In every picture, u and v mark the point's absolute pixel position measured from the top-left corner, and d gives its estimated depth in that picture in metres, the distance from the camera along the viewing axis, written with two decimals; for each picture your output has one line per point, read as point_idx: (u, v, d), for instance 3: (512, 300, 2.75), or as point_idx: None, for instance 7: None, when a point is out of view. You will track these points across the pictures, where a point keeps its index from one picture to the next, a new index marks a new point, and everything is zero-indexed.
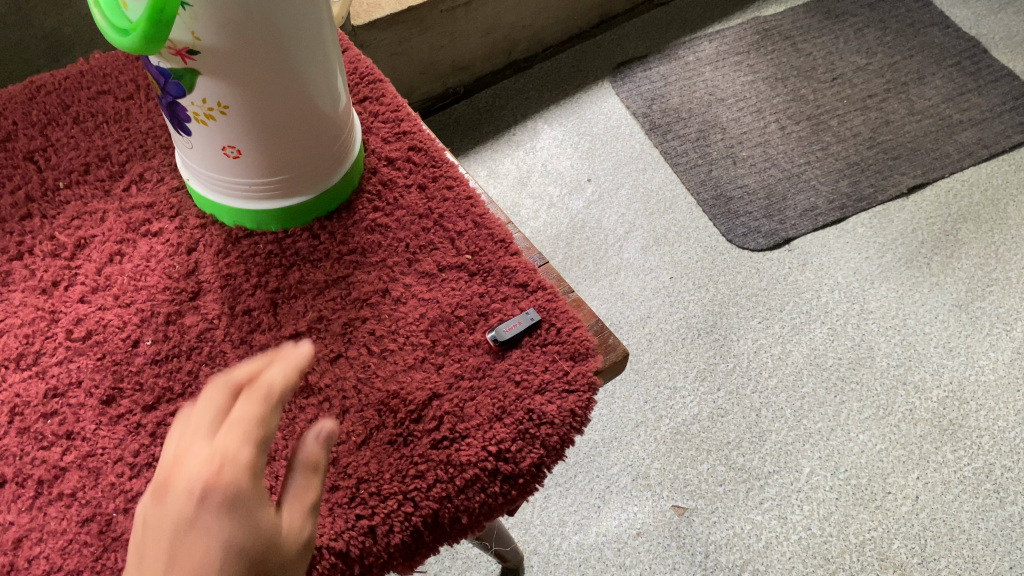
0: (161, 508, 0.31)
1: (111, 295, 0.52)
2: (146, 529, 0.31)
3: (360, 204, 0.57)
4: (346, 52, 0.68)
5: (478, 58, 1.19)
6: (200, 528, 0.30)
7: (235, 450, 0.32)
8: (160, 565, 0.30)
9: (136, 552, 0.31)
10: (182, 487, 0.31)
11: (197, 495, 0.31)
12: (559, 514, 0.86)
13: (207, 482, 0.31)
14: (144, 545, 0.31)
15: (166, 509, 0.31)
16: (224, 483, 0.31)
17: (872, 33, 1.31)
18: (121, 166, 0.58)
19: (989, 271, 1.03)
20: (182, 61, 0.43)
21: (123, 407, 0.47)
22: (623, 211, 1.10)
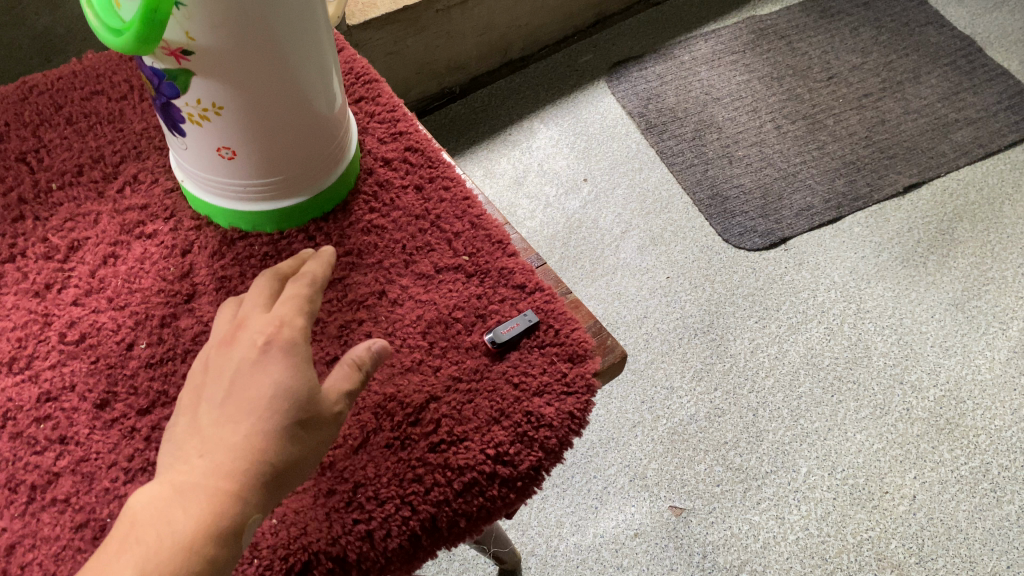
0: (225, 361, 0.38)
1: (105, 298, 0.51)
2: (213, 378, 0.38)
3: (356, 205, 0.57)
4: (341, 51, 0.67)
5: (473, 57, 1.18)
6: (258, 373, 0.37)
7: (287, 319, 0.39)
8: (224, 397, 0.37)
9: (205, 395, 0.38)
10: (246, 342, 0.38)
11: (257, 348, 0.38)
12: (557, 515, 0.85)
13: (264, 341, 0.38)
14: (209, 390, 0.38)
15: (230, 361, 0.38)
16: (278, 342, 0.38)
17: (868, 32, 1.31)
18: (115, 167, 0.58)
19: (985, 269, 1.03)
20: (176, 62, 0.42)
21: (118, 412, 0.47)
22: (620, 211, 1.10)
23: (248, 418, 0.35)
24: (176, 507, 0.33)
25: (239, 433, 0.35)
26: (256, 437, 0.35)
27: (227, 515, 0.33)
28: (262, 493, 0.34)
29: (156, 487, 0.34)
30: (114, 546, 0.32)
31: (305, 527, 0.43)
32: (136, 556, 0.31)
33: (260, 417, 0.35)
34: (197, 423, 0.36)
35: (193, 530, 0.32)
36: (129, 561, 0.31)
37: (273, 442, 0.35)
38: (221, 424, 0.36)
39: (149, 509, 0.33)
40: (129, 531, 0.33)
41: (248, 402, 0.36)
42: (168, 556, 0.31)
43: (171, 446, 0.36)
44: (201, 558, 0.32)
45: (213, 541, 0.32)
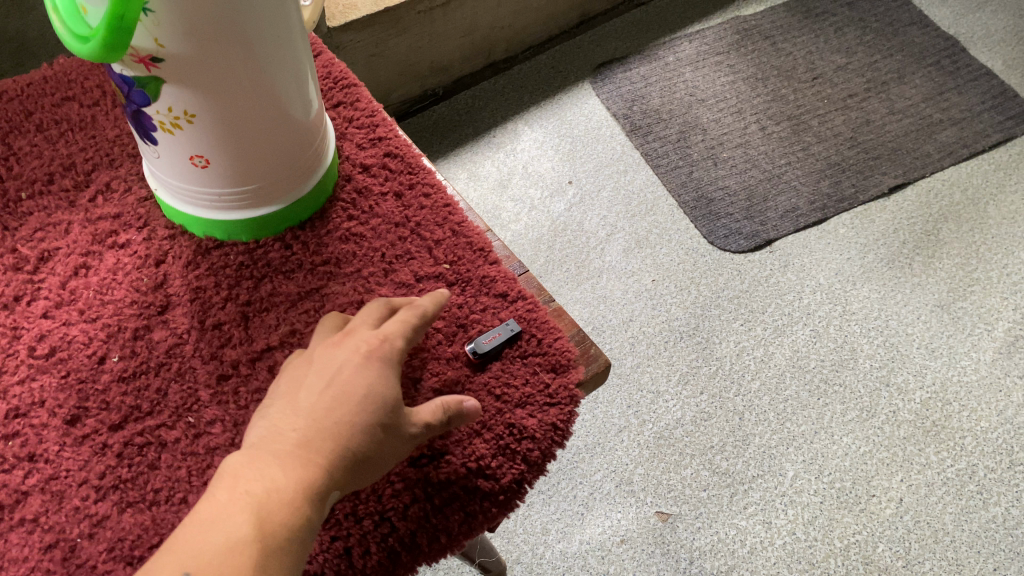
0: (325, 356, 0.41)
1: (76, 310, 0.50)
2: (311, 368, 0.40)
3: (334, 213, 0.56)
4: (319, 55, 0.66)
5: (456, 59, 1.17)
6: (357, 375, 0.39)
7: (389, 338, 0.42)
8: (322, 387, 0.39)
9: (300, 384, 0.40)
10: (349, 347, 0.41)
11: (359, 355, 0.40)
12: (542, 522, 0.85)
13: (367, 353, 0.40)
14: (305, 377, 0.40)
15: (332, 360, 0.40)
16: (378, 358, 0.40)
17: (852, 33, 1.30)
18: (86, 175, 0.57)
19: (970, 270, 1.03)
20: (145, 69, 0.41)
21: (88, 427, 0.45)
22: (605, 213, 1.09)
23: (342, 407, 0.38)
24: (275, 473, 0.35)
25: (333, 418, 0.37)
26: (349, 426, 0.37)
27: (319, 490, 0.36)
28: (347, 478, 0.37)
29: (251, 454, 0.37)
30: (220, 498, 0.35)
31: None
32: (243, 510, 0.34)
33: (354, 410, 0.38)
34: (293, 401, 0.39)
35: (292, 497, 0.35)
36: (235, 515, 0.34)
37: (361, 432, 0.38)
38: (317, 406, 0.38)
39: (253, 470, 0.36)
40: (232, 487, 0.35)
41: (343, 395, 0.38)
42: (270, 516, 0.34)
43: (265, 421, 0.38)
44: (297, 522, 0.35)
45: (303, 510, 0.35)
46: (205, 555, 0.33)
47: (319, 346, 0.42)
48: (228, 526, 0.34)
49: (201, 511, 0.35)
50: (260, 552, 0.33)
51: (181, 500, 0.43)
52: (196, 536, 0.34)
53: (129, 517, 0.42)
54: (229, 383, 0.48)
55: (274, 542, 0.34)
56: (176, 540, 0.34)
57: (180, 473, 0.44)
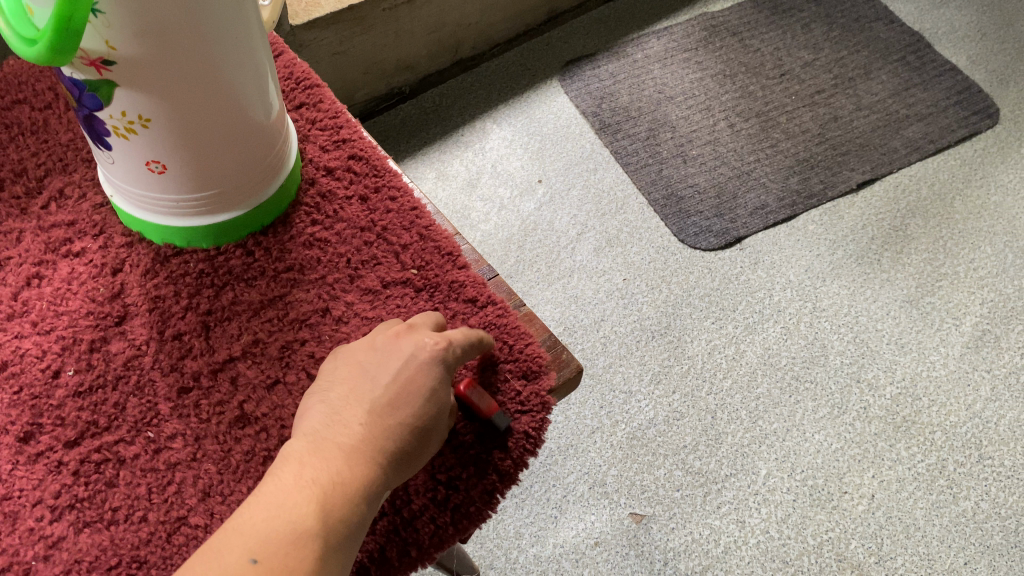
0: (387, 348, 0.41)
1: (29, 322, 0.48)
2: (374, 358, 0.41)
3: (297, 217, 0.55)
4: (280, 55, 0.65)
5: (423, 56, 1.16)
6: (421, 373, 0.39)
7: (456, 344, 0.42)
8: (389, 379, 0.39)
9: (362, 372, 0.40)
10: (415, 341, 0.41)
11: (426, 353, 0.40)
12: (516, 526, 0.84)
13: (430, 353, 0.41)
14: (368, 367, 0.40)
15: (397, 352, 0.41)
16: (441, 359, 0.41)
17: (819, 29, 1.31)
18: (39, 181, 0.55)
19: (938, 265, 1.04)
20: (97, 73, 0.39)
21: (43, 445, 0.44)
22: (575, 212, 1.08)
23: (404, 407, 0.38)
24: (340, 466, 0.36)
25: (393, 417, 0.38)
26: (408, 428, 0.38)
27: (376, 488, 0.36)
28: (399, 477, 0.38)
29: (315, 443, 0.37)
30: (284, 483, 0.36)
31: None
32: (308, 500, 0.35)
33: (413, 410, 0.38)
34: (355, 392, 0.39)
35: (355, 492, 0.35)
36: (302, 503, 0.34)
37: (418, 435, 0.38)
38: (379, 401, 0.38)
39: (318, 460, 0.36)
40: (296, 474, 0.36)
41: (404, 394, 0.39)
42: (335, 509, 0.35)
43: (327, 409, 0.39)
44: (355, 517, 0.35)
45: (362, 508, 0.36)
46: (272, 541, 0.33)
47: (382, 335, 0.42)
48: (293, 513, 0.34)
49: (264, 493, 0.35)
50: (321, 543, 0.34)
51: (141, 518, 0.42)
52: (261, 521, 0.34)
53: (87, 538, 0.41)
54: (190, 396, 0.46)
55: (335, 534, 0.34)
56: (241, 524, 0.34)
57: (139, 491, 0.42)
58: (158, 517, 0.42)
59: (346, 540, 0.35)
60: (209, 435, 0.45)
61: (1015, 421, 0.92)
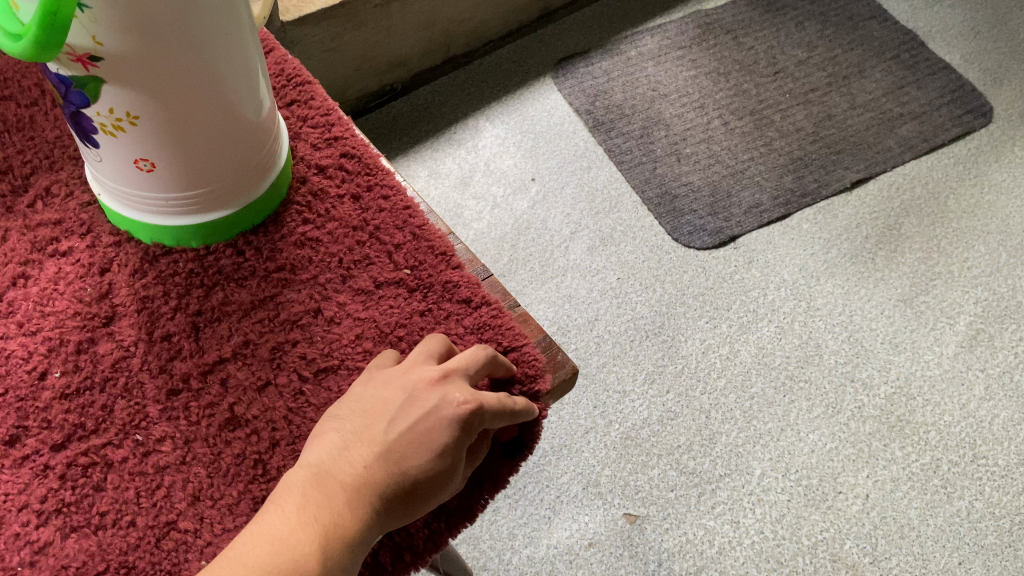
0: (416, 391, 0.40)
1: (14, 323, 0.48)
2: (399, 399, 0.40)
3: (288, 216, 0.54)
4: (271, 51, 0.64)
5: (415, 53, 1.15)
6: (440, 429, 0.38)
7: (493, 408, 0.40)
8: (408, 429, 0.38)
9: (385, 413, 0.39)
10: (445, 395, 0.39)
11: (452, 409, 0.39)
12: (509, 527, 0.83)
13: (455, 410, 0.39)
14: (390, 407, 0.39)
15: (424, 402, 0.39)
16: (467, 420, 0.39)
17: (813, 27, 1.31)
18: (25, 178, 0.54)
19: (932, 264, 1.04)
20: (84, 68, 0.38)
21: (29, 448, 0.43)
22: (569, 211, 1.08)
23: (414, 457, 0.37)
24: (343, 508, 0.36)
25: (403, 467, 0.37)
26: (416, 479, 0.37)
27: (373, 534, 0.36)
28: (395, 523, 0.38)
29: (323, 476, 0.37)
30: (287, 517, 0.35)
31: None
32: (309, 539, 0.34)
33: (424, 462, 0.37)
34: (370, 431, 0.38)
35: (353, 536, 0.35)
36: (301, 541, 0.34)
37: (423, 486, 0.37)
38: (391, 448, 0.38)
39: (322, 496, 0.36)
40: (298, 508, 0.36)
41: (420, 447, 0.38)
42: (332, 552, 0.34)
43: (341, 443, 0.38)
44: (350, 561, 0.35)
45: (358, 553, 0.35)
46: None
47: (414, 375, 0.41)
48: (292, 550, 0.34)
49: (266, 523, 0.35)
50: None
51: (129, 523, 0.41)
52: (261, 554, 0.34)
53: (74, 543, 0.40)
54: (180, 398, 0.46)
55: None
56: (240, 553, 0.34)
57: (127, 495, 0.42)
58: (147, 521, 0.41)
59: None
60: (199, 438, 0.44)
61: (1009, 420, 0.92)
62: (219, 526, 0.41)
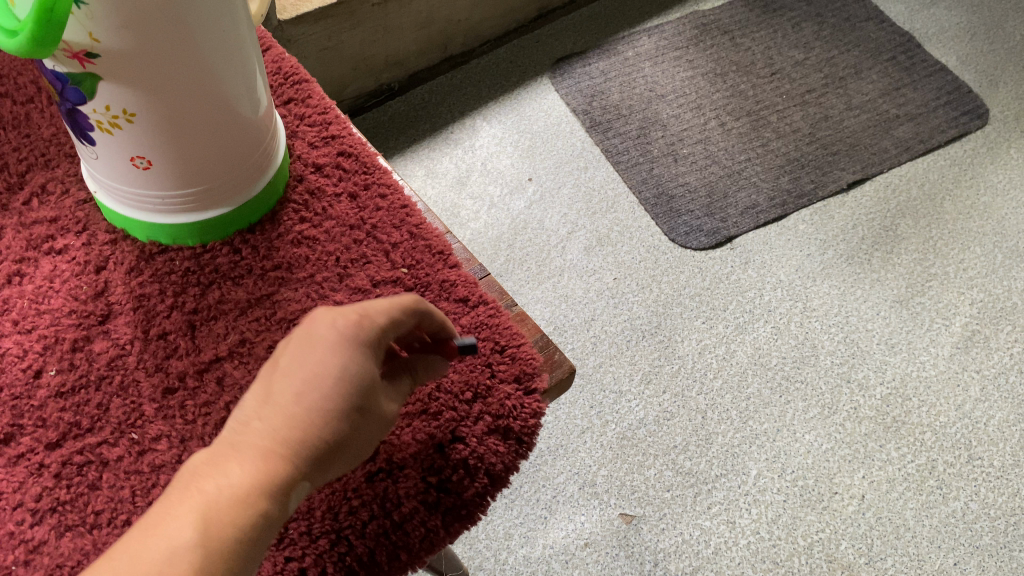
0: (305, 329, 0.36)
1: (9, 321, 0.48)
2: (292, 343, 0.36)
3: (285, 215, 0.54)
4: (268, 50, 0.64)
5: (412, 52, 1.15)
6: (330, 354, 0.34)
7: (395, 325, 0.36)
8: (299, 365, 0.34)
9: (280, 360, 0.35)
10: (332, 318, 0.35)
11: (338, 331, 0.34)
12: (505, 527, 0.83)
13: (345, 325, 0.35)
14: (283, 353, 0.35)
15: (313, 334, 0.35)
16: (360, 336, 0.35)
17: (810, 28, 1.31)
18: (21, 176, 0.54)
19: (928, 265, 1.04)
20: (81, 66, 0.38)
21: (23, 446, 0.43)
22: (566, 211, 1.08)
23: (307, 394, 0.33)
24: (232, 469, 0.31)
25: (297, 407, 0.33)
26: (314, 415, 0.33)
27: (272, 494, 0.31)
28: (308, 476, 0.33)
29: (216, 448, 0.33)
30: (174, 496, 0.31)
31: None
32: (190, 508, 0.30)
33: (322, 392, 0.33)
34: (265, 386, 0.34)
35: (244, 494, 0.31)
36: (182, 516, 0.30)
37: (325, 422, 0.33)
38: (282, 396, 0.33)
39: (212, 466, 0.32)
40: (188, 485, 0.31)
41: (313, 380, 0.33)
42: (219, 517, 0.30)
43: (236, 411, 0.34)
44: (247, 521, 0.30)
45: (259, 509, 0.31)
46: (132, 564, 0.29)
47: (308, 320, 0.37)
48: (175, 525, 0.30)
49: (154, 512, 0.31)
50: (203, 564, 0.29)
51: (124, 522, 0.41)
52: (139, 539, 0.30)
53: (69, 542, 0.40)
54: (176, 397, 0.45)
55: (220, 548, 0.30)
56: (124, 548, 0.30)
57: (123, 494, 0.41)
58: None
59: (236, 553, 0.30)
60: (195, 437, 0.44)
61: (1004, 421, 0.92)
62: None
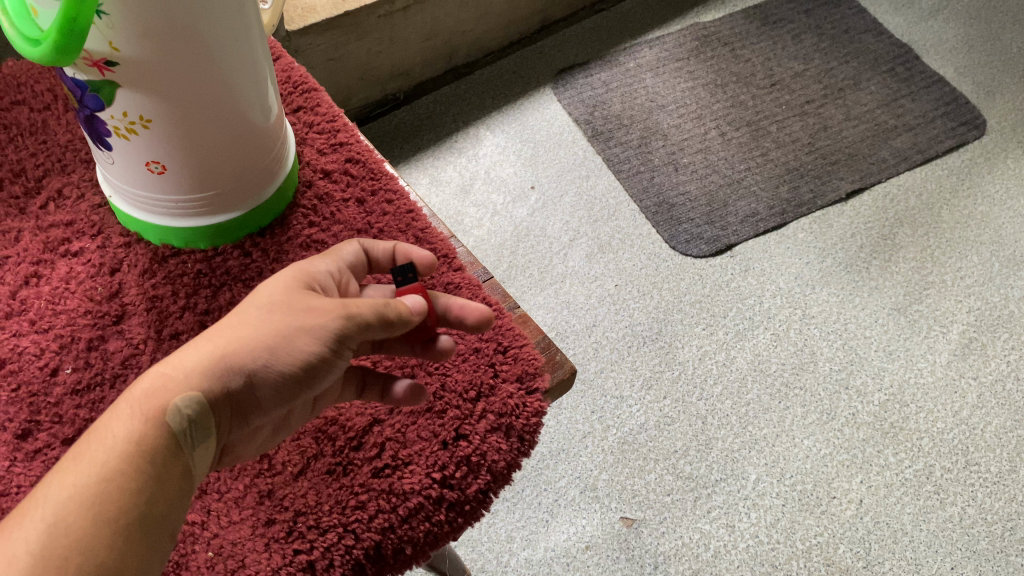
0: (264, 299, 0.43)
1: (27, 320, 0.49)
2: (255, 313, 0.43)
3: (294, 219, 0.55)
4: (278, 59, 0.66)
5: (417, 63, 1.17)
6: (248, 295, 0.41)
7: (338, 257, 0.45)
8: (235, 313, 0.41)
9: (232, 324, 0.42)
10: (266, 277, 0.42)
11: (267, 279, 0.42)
12: (507, 530, 0.84)
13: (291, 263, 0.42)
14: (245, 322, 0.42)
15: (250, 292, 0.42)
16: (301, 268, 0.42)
17: (810, 40, 1.32)
18: (37, 181, 0.56)
19: (926, 274, 1.05)
20: (100, 73, 0.40)
21: (41, 442, 0.45)
22: (568, 218, 1.09)
23: (215, 328, 0.39)
24: (130, 401, 0.38)
25: (201, 339, 0.39)
26: (208, 342, 0.39)
27: (156, 428, 0.37)
28: (206, 399, 0.37)
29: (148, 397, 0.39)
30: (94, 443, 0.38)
31: (243, 559, 0.42)
32: (87, 445, 0.37)
33: (224, 323, 0.39)
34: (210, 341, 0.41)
35: (128, 423, 0.37)
36: (79, 453, 0.36)
37: (220, 346, 0.38)
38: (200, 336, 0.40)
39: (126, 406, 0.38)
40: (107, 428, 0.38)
41: (229, 316, 0.40)
42: (103, 444, 0.36)
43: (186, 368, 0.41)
44: (124, 442, 0.36)
45: (139, 434, 0.36)
46: (27, 507, 0.35)
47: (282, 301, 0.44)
48: (72, 462, 0.36)
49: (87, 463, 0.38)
50: (75, 491, 0.35)
51: None
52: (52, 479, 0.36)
53: None
54: None
55: (97, 487, 0.35)
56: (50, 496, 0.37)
57: None
58: None
59: (109, 488, 0.35)
60: None
61: (1001, 427, 0.93)
62: (226, 519, 0.44)
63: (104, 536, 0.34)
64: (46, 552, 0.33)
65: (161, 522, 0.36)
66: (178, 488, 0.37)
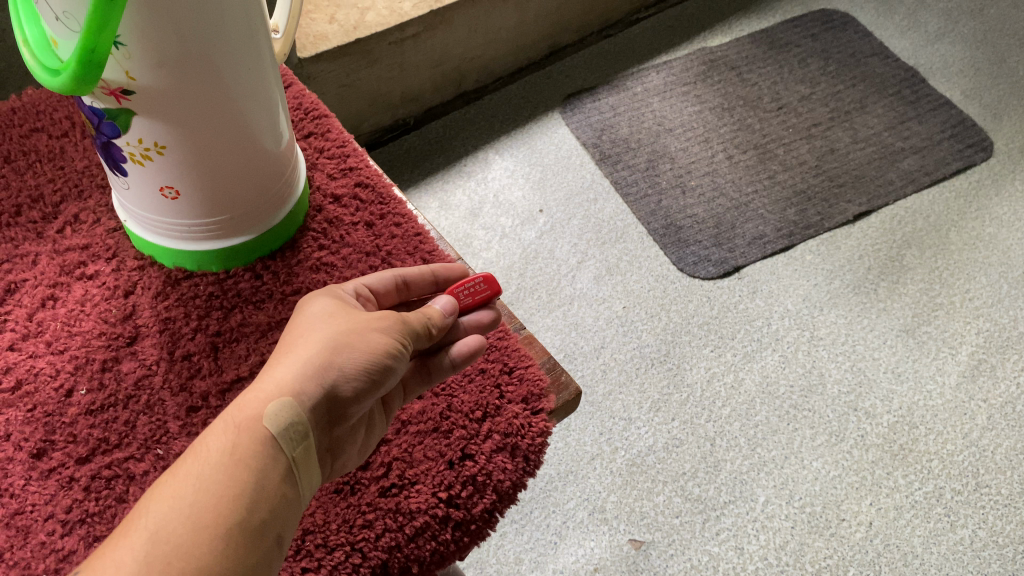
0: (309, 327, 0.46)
1: (43, 342, 0.51)
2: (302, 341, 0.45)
3: (304, 243, 0.56)
4: (289, 85, 0.67)
5: (427, 89, 1.18)
6: (306, 317, 0.44)
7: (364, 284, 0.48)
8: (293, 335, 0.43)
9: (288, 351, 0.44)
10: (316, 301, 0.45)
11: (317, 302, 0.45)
12: (516, 552, 0.84)
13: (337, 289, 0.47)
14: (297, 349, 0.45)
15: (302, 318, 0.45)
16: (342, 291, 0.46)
17: (816, 63, 1.33)
18: (55, 207, 0.57)
19: (934, 296, 1.05)
20: (116, 101, 0.41)
21: (55, 461, 0.45)
22: (575, 241, 1.10)
23: (289, 348, 0.42)
24: (224, 420, 0.39)
25: (280, 358, 0.41)
26: (291, 357, 0.41)
27: (254, 434, 0.38)
28: (302, 403, 0.39)
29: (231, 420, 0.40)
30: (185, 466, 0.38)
31: None
32: (184, 465, 0.37)
33: (299, 341, 0.42)
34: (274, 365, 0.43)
35: (224, 438, 0.38)
36: (177, 471, 0.37)
37: (303, 357, 0.40)
38: (274, 357, 0.42)
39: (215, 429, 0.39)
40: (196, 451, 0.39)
41: (299, 335, 0.42)
42: (202, 458, 0.37)
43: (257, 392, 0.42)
44: (223, 454, 0.37)
45: (238, 445, 0.37)
46: (127, 526, 0.35)
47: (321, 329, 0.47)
48: (170, 480, 0.36)
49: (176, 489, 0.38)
50: (176, 504, 0.35)
51: None
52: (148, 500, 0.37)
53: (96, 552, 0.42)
54: (199, 415, 0.48)
55: (195, 497, 0.35)
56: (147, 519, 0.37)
57: None
58: None
59: (206, 497, 0.35)
60: None
61: (1012, 449, 0.92)
62: None
63: (210, 541, 0.34)
64: (146, 560, 0.33)
65: (264, 524, 0.36)
66: (283, 492, 0.37)
